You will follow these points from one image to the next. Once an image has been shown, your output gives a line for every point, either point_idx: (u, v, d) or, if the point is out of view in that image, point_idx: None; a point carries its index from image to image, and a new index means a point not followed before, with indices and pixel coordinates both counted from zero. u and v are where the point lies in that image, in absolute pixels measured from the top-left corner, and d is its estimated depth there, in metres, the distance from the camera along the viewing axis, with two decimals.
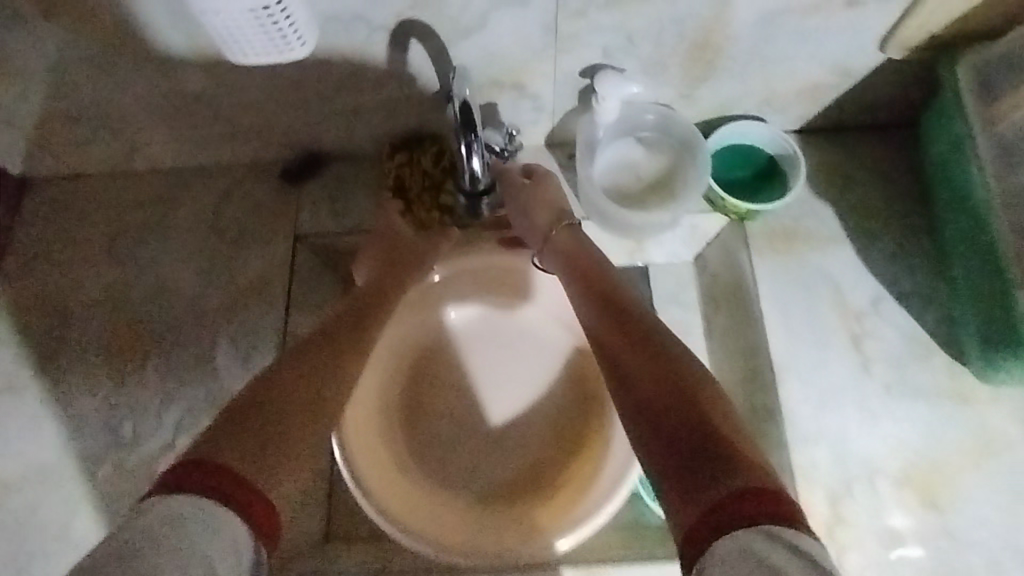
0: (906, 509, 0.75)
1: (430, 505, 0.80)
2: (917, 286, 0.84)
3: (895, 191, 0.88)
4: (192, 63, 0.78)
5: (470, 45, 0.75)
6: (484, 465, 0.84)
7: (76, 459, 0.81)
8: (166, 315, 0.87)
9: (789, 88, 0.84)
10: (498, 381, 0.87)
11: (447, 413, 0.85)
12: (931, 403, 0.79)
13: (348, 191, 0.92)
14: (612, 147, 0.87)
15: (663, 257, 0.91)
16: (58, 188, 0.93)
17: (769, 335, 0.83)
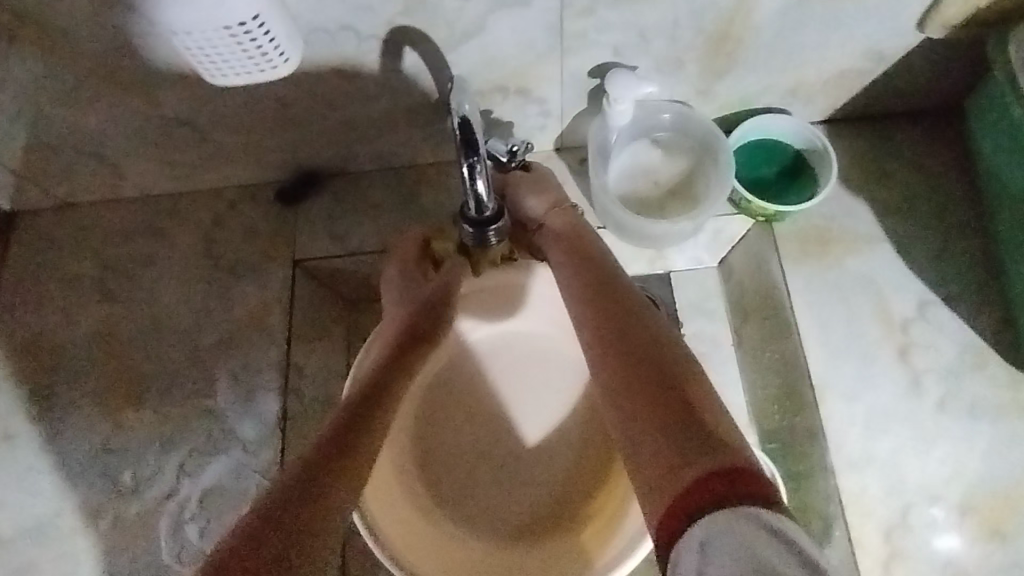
0: (970, 541, 0.69)
1: (449, 534, 0.76)
2: (967, 287, 0.77)
3: (937, 183, 0.81)
4: (173, 84, 0.73)
5: (469, 50, 0.69)
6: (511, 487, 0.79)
7: (74, 511, 0.77)
8: (163, 353, 0.82)
9: (818, 77, 0.77)
10: (530, 396, 0.81)
11: (473, 428, 0.80)
12: (989, 418, 0.73)
13: (348, 212, 0.87)
14: (626, 152, 0.81)
15: (687, 264, 0.86)
16: (45, 221, 0.89)
17: (807, 351, 0.77)
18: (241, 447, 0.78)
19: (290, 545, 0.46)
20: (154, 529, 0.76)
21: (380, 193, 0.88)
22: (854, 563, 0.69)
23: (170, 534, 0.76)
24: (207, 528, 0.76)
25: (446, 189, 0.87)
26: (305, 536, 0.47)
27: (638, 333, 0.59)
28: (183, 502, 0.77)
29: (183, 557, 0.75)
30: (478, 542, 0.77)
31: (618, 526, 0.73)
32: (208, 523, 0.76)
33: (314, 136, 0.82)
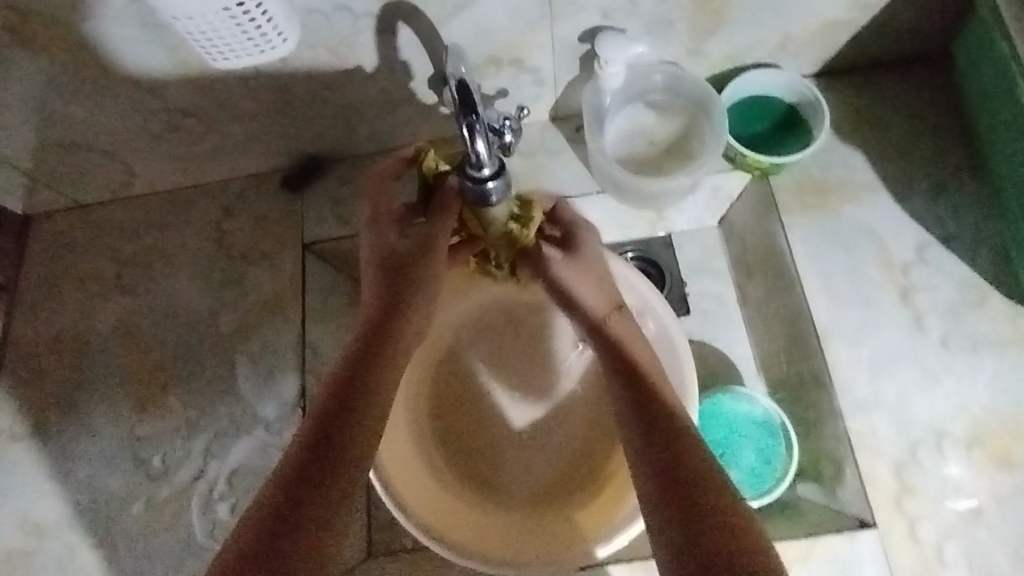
0: (978, 472, 0.70)
1: (447, 495, 0.75)
2: (965, 228, 0.78)
3: (930, 128, 0.82)
4: (175, 76, 0.74)
5: (461, 23, 0.71)
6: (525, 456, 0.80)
7: (107, 498, 0.80)
8: (183, 341, 0.85)
9: (806, 30, 0.78)
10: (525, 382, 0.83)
11: (473, 407, 0.82)
12: (993, 354, 0.74)
13: (352, 194, 0.89)
14: (621, 115, 0.83)
15: (688, 224, 0.87)
16: (59, 222, 0.91)
17: (809, 299, 0.78)
18: (264, 427, 0.81)
19: (298, 521, 0.52)
20: (185, 510, 0.78)
21: None
22: (867, 500, 0.70)
23: (201, 513, 0.78)
24: (237, 506, 0.78)
25: None
26: (314, 513, 0.53)
27: (657, 402, 0.57)
28: (212, 482, 0.79)
29: (216, 535, 0.77)
30: (475, 507, 0.75)
31: (620, 502, 0.71)
32: (237, 502, 0.78)
33: (315, 121, 0.83)
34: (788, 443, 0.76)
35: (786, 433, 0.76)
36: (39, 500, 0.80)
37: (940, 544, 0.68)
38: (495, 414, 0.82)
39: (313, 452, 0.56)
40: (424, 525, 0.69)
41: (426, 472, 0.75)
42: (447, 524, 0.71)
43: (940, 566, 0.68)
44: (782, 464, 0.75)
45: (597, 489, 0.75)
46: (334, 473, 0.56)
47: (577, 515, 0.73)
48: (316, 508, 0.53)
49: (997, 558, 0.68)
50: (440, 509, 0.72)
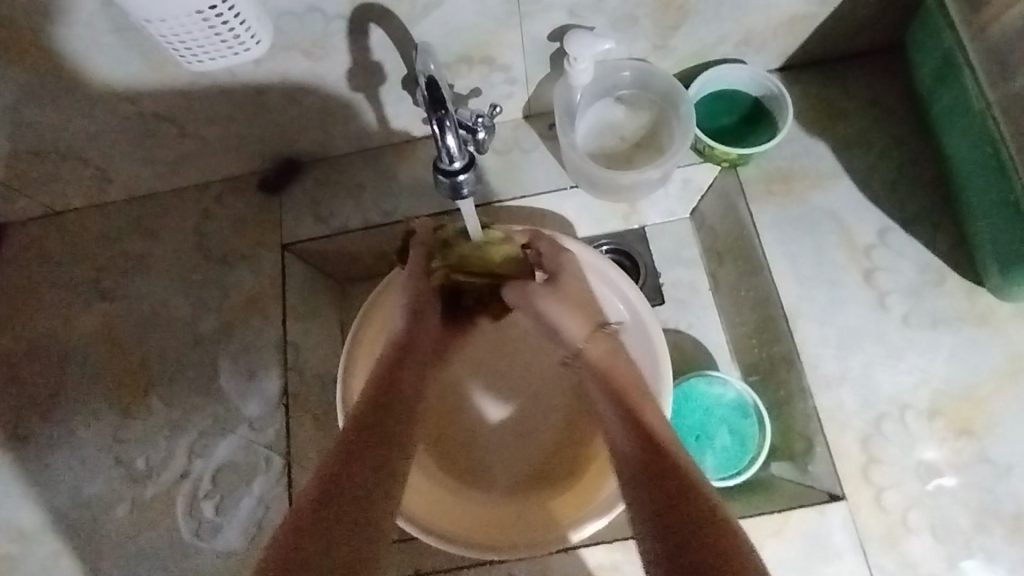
0: (939, 440, 0.73)
1: (426, 485, 0.76)
2: (922, 211, 0.81)
3: (888, 117, 0.85)
4: (148, 80, 0.75)
5: (432, 22, 0.72)
6: (508, 456, 0.83)
7: (90, 501, 0.80)
8: (164, 344, 0.85)
9: (767, 25, 0.81)
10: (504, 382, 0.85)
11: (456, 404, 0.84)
12: (951, 329, 0.77)
13: (330, 194, 0.90)
14: (592, 111, 0.85)
15: (661, 216, 0.91)
16: (36, 229, 0.91)
17: (778, 283, 0.81)
18: (247, 425, 0.81)
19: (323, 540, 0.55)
20: (170, 510, 0.79)
21: (360, 174, 0.91)
22: (836, 473, 0.73)
23: (186, 511, 0.79)
24: (222, 504, 0.79)
25: (423, 164, 0.90)
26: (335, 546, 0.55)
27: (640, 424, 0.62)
28: (196, 481, 0.80)
29: (201, 533, 0.78)
30: (454, 499, 0.76)
31: (592, 495, 0.72)
32: (222, 499, 0.79)
33: (290, 122, 0.84)
34: (762, 426, 0.79)
35: (758, 414, 0.79)
36: (21, 505, 0.80)
37: (905, 512, 0.71)
38: (476, 414, 0.85)
39: (329, 487, 0.59)
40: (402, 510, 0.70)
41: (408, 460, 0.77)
42: (424, 511, 0.72)
43: (907, 533, 0.70)
44: (754, 445, 0.78)
45: (572, 484, 0.76)
46: (354, 503, 0.58)
47: (551, 508, 0.74)
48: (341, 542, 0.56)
49: (959, 523, 0.71)
50: (418, 497, 0.74)
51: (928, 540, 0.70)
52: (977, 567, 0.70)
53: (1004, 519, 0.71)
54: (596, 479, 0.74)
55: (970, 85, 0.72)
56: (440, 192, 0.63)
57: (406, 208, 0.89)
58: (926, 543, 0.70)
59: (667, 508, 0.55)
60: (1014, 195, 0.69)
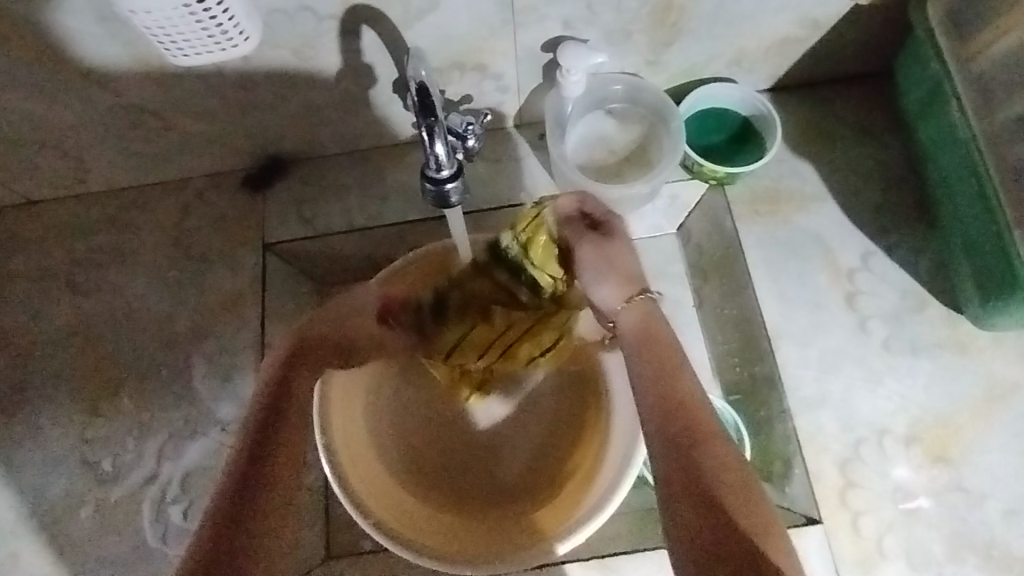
0: (916, 467, 0.74)
1: (408, 501, 0.74)
2: (905, 237, 0.82)
3: (875, 143, 0.86)
4: (132, 71, 0.73)
5: (425, 27, 0.71)
6: (491, 464, 0.81)
7: (53, 502, 0.77)
8: (137, 341, 0.83)
9: (759, 46, 0.81)
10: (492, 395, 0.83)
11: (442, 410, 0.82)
12: (931, 356, 0.78)
13: (315, 195, 0.89)
14: (582, 123, 0.85)
15: (647, 231, 0.89)
16: (8, 218, 0.88)
17: (761, 303, 0.81)
18: (220, 428, 0.79)
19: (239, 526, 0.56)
20: (135, 514, 0.77)
21: (347, 176, 0.89)
22: (813, 496, 0.73)
23: (153, 515, 0.76)
24: (190, 509, 0.76)
25: (411, 168, 0.89)
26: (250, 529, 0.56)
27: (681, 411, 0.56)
28: (165, 484, 0.77)
29: (167, 539, 0.76)
30: (437, 512, 0.75)
31: (578, 502, 0.71)
32: (190, 504, 0.77)
33: (277, 121, 0.83)
34: (739, 447, 0.78)
35: (739, 434, 0.78)
36: None
37: (881, 537, 0.71)
38: (461, 419, 0.83)
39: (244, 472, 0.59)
40: (380, 523, 0.70)
41: (388, 477, 0.76)
42: (403, 526, 0.71)
43: (881, 558, 0.71)
44: None
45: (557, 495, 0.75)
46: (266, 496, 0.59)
47: (538, 518, 0.73)
48: (264, 519, 0.57)
49: (934, 550, 0.71)
50: (400, 512, 0.72)
51: (902, 567, 0.70)
52: None
53: (977, 547, 0.71)
54: (580, 486, 0.73)
55: (956, 116, 0.73)
56: (426, 199, 0.62)
57: (392, 213, 0.88)
58: (900, 570, 0.70)
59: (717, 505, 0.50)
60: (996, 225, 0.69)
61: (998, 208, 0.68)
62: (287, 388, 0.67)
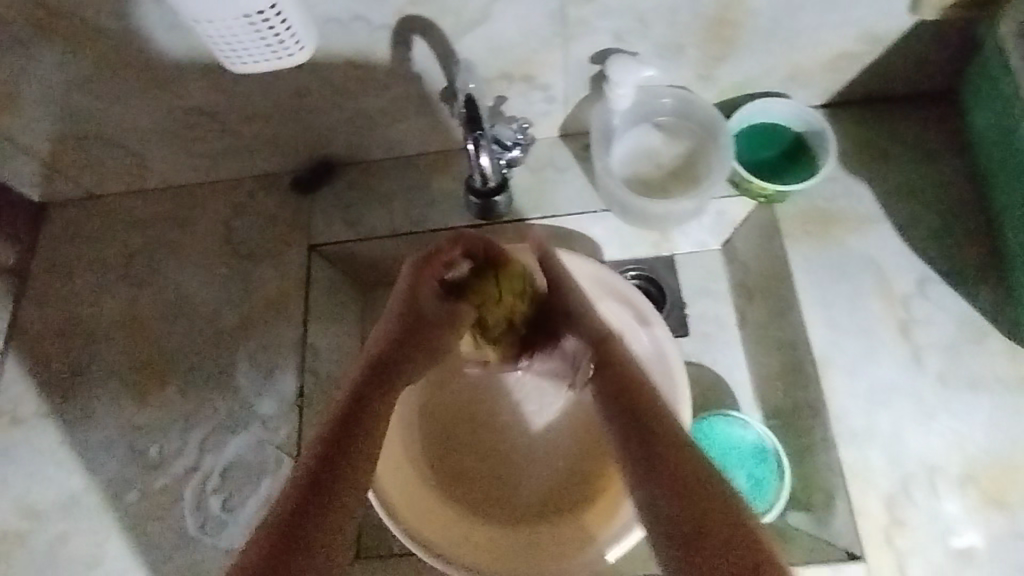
0: (971, 511, 0.68)
1: (443, 507, 0.76)
2: (966, 264, 0.78)
3: (936, 164, 0.82)
4: (191, 74, 0.76)
5: (474, 38, 0.72)
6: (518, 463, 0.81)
7: (101, 486, 0.80)
8: (184, 335, 0.86)
9: (815, 61, 0.79)
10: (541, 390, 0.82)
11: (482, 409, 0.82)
12: (992, 395, 0.72)
13: (360, 199, 0.91)
14: (629, 136, 0.84)
15: (692, 247, 0.91)
16: (76, 212, 0.93)
17: (808, 328, 0.77)
18: (260, 423, 0.81)
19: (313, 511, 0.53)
20: (177, 502, 0.79)
21: (392, 182, 0.91)
22: (857, 532, 0.68)
23: (193, 504, 0.79)
24: (228, 501, 0.78)
25: (454, 176, 0.90)
26: (318, 524, 0.52)
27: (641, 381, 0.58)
28: (205, 475, 0.80)
29: (206, 528, 0.78)
30: (469, 518, 0.76)
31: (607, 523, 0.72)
32: (229, 496, 0.79)
33: (327, 126, 0.85)
34: (779, 473, 0.76)
35: (778, 458, 0.76)
36: (37, 481, 0.81)
37: None
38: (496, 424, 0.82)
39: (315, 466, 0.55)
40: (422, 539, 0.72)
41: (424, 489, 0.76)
42: (437, 531, 0.73)
43: None
44: (771, 494, 0.75)
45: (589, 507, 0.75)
46: (357, 475, 0.55)
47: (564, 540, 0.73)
48: (325, 533, 0.52)
49: None
50: (435, 516, 0.74)
51: None
52: None
53: None
54: (612, 504, 0.73)
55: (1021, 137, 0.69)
56: (471, 207, 0.84)
57: (435, 219, 0.89)
58: None
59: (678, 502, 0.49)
60: None
61: None
62: (361, 408, 0.59)
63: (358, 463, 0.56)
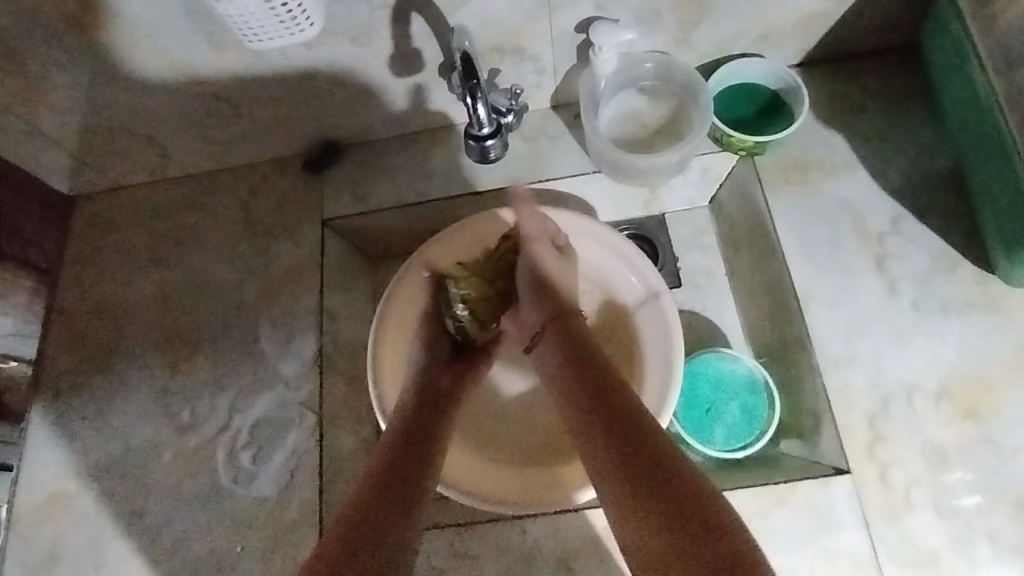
0: (945, 422, 0.74)
1: (455, 449, 0.81)
2: (934, 201, 0.84)
3: (903, 112, 0.88)
4: (210, 61, 0.82)
5: (467, 12, 0.78)
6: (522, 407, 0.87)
7: (139, 448, 0.86)
8: (209, 307, 0.92)
9: (785, 21, 0.85)
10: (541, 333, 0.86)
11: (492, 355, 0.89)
12: (961, 317, 0.79)
13: (367, 175, 0.97)
14: (615, 100, 0.90)
15: (681, 205, 0.97)
16: (103, 201, 1.00)
17: (791, 268, 0.83)
18: (284, 383, 0.87)
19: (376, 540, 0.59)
20: (211, 459, 0.85)
21: (396, 158, 0.97)
22: (843, 448, 0.74)
23: (225, 460, 0.85)
24: (258, 454, 0.84)
25: (453, 149, 0.96)
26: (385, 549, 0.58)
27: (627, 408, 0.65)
28: (236, 433, 0.86)
29: (239, 480, 0.83)
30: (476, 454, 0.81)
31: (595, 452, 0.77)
32: (259, 450, 0.84)
33: (335, 107, 0.91)
34: (770, 403, 0.83)
35: (769, 391, 0.83)
36: (79, 447, 0.87)
37: (908, 487, 0.72)
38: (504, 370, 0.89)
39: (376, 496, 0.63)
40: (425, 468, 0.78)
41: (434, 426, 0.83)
42: (449, 468, 0.78)
43: (909, 508, 0.71)
44: (762, 420, 0.82)
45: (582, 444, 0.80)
46: (399, 514, 0.61)
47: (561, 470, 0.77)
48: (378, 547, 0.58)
49: (963, 500, 0.71)
50: (446, 455, 0.79)
51: (931, 517, 0.71)
52: (982, 546, 0.70)
53: (1008, 499, 0.71)
54: None
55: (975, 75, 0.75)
56: (470, 153, 0.88)
57: (438, 189, 0.95)
58: (929, 520, 0.71)
59: (674, 521, 0.54)
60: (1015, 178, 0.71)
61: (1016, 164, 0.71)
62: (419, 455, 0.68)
63: (410, 491, 0.64)
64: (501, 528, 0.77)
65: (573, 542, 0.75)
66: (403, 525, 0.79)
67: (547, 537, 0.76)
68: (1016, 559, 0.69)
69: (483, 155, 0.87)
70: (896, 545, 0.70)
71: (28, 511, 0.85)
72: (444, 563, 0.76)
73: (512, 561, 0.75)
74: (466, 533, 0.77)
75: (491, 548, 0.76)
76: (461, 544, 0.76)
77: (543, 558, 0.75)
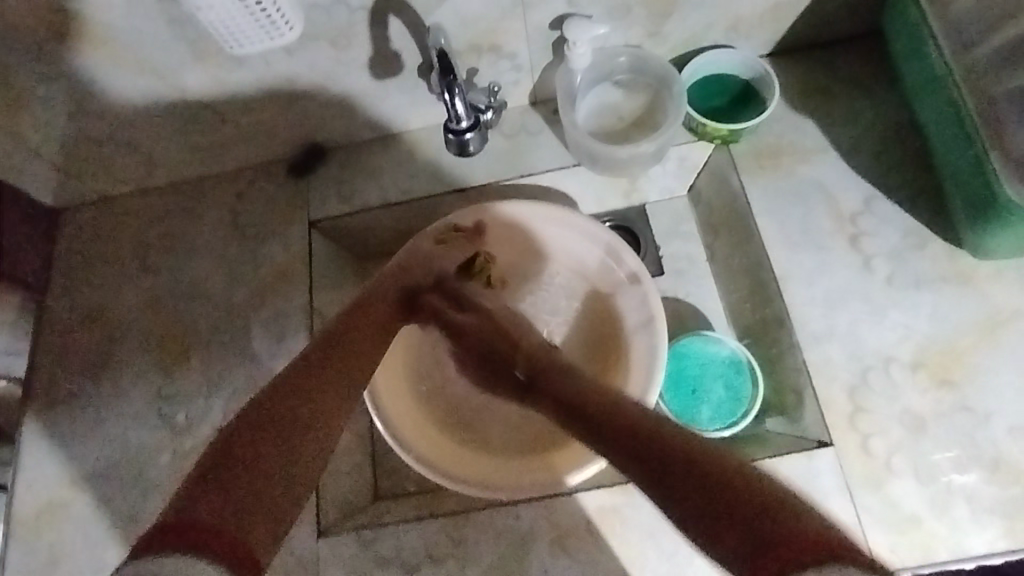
0: (922, 390, 0.77)
1: (446, 441, 0.83)
2: (904, 180, 0.87)
3: (871, 96, 0.91)
4: (192, 68, 0.84)
5: (444, 12, 0.80)
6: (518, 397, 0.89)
7: (136, 452, 0.87)
8: (200, 311, 0.93)
9: (753, 12, 0.87)
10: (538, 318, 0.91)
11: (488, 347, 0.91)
12: (933, 290, 0.81)
13: (352, 175, 0.98)
14: (592, 94, 0.92)
15: (661, 194, 0.98)
16: (90, 213, 1.01)
17: (768, 249, 0.85)
18: None
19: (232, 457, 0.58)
20: None
21: (380, 158, 0.99)
22: (824, 421, 0.76)
23: None
24: None
25: (436, 147, 0.98)
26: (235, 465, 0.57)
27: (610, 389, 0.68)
28: None
29: None
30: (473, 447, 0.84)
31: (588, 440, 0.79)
32: None
33: (317, 110, 0.93)
34: (754, 379, 0.85)
35: (752, 371, 0.86)
36: (75, 455, 0.88)
37: (889, 455, 0.74)
38: None
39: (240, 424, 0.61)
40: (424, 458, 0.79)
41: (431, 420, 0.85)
42: (444, 460, 0.80)
43: (889, 474, 0.74)
44: (746, 397, 0.84)
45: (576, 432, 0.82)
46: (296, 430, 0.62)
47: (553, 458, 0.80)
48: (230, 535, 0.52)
49: (941, 465, 0.74)
50: (440, 447, 0.81)
51: (911, 482, 0.73)
52: (961, 508, 0.72)
53: (984, 462, 0.74)
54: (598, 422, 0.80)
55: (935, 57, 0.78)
56: (450, 146, 0.89)
57: (422, 187, 0.97)
58: (909, 485, 0.73)
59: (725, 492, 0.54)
60: (975, 152, 0.74)
61: (975, 140, 0.74)
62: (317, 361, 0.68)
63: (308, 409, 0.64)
64: (496, 514, 0.78)
65: (566, 523, 0.77)
66: (399, 518, 0.80)
67: (542, 520, 0.77)
68: (994, 519, 0.71)
69: (461, 147, 0.88)
70: (879, 511, 0.72)
71: (26, 520, 0.86)
72: (441, 551, 0.77)
73: (508, 545, 0.77)
74: (463, 521, 0.78)
75: (487, 534, 0.77)
76: (457, 532, 0.78)
77: (538, 541, 0.77)
